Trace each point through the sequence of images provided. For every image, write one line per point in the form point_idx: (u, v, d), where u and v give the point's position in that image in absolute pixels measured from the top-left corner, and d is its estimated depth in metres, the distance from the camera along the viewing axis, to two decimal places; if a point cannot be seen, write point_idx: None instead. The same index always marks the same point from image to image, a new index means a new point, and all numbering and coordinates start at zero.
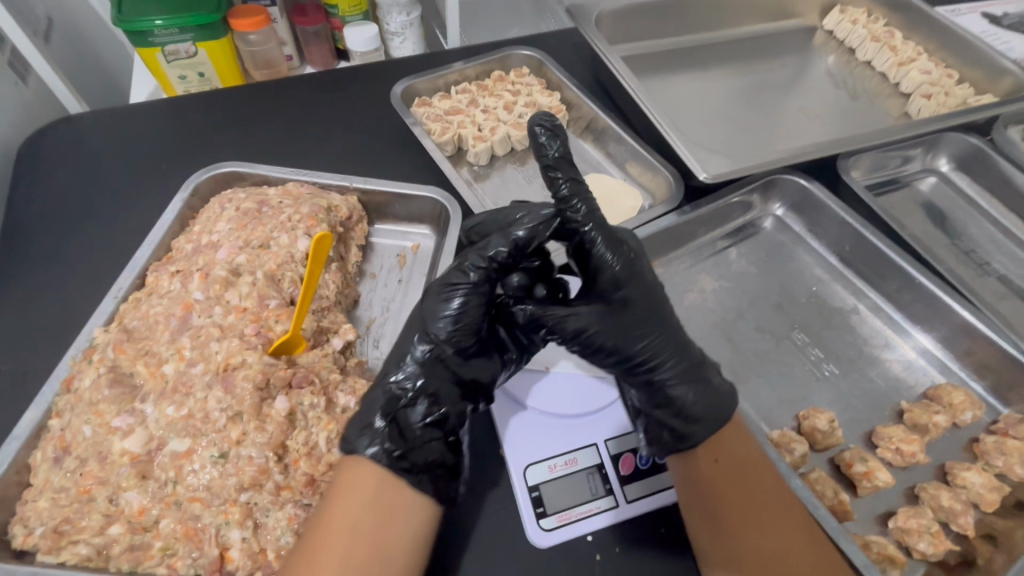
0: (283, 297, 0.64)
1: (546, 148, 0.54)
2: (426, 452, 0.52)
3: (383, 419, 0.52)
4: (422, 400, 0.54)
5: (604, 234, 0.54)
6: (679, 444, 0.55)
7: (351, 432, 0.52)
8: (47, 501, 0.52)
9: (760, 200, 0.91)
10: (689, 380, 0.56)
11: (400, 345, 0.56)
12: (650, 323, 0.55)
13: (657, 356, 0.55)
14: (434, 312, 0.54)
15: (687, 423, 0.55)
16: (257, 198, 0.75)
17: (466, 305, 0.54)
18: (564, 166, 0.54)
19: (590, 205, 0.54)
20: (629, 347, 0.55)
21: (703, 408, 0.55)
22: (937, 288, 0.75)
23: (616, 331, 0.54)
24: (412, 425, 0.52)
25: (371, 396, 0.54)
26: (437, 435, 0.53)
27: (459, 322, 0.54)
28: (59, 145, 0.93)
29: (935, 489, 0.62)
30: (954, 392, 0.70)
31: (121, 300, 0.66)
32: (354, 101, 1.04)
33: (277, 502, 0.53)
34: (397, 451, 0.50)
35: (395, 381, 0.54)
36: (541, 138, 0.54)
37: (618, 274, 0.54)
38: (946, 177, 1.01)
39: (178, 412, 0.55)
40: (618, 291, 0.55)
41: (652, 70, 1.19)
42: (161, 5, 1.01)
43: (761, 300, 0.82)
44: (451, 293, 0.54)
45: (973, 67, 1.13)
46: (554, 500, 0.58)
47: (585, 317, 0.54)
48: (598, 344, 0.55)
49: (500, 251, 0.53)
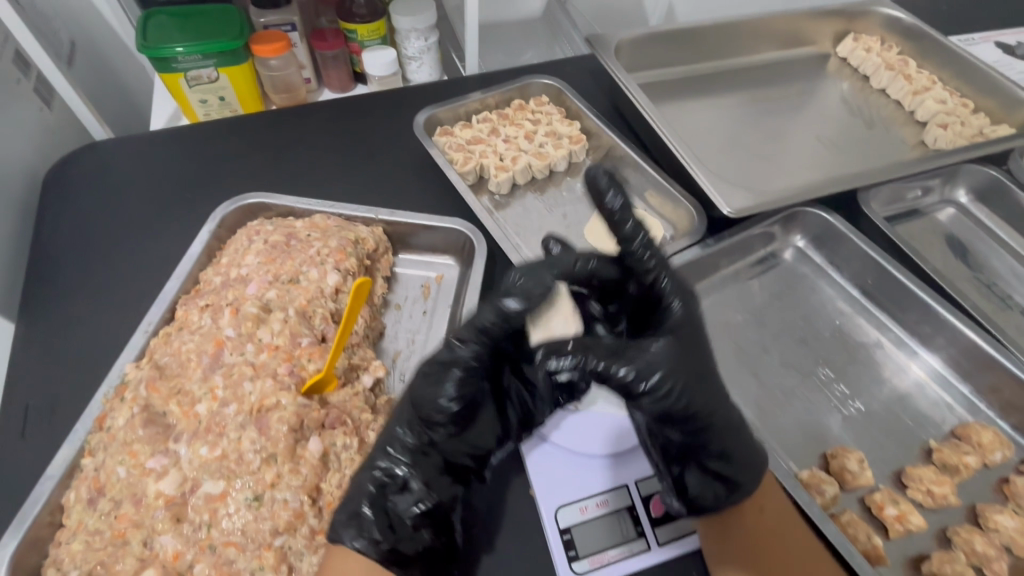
0: (314, 335, 0.65)
1: (610, 200, 0.56)
2: (415, 541, 0.54)
3: (370, 510, 0.52)
4: (410, 488, 0.55)
5: (673, 280, 0.56)
6: (732, 494, 0.55)
7: (339, 519, 0.51)
8: (81, 544, 0.52)
9: (781, 231, 0.91)
10: (739, 428, 0.55)
11: (386, 430, 0.57)
12: (713, 369, 0.54)
13: (719, 403, 0.53)
14: (426, 398, 0.53)
15: (737, 473, 0.55)
16: (285, 231, 0.75)
17: (462, 382, 0.53)
18: (630, 215, 0.57)
19: (656, 255, 0.56)
20: (700, 390, 0.51)
21: (752, 458, 0.55)
22: (964, 325, 0.75)
23: (690, 373, 0.50)
24: (401, 513, 0.54)
25: (357, 480, 0.55)
26: (424, 525, 0.55)
27: (451, 405, 0.53)
28: (84, 172, 0.94)
29: (967, 533, 0.62)
30: (983, 431, 0.70)
31: (150, 335, 0.66)
32: (375, 128, 1.04)
33: (312, 546, 0.53)
34: (385, 543, 0.51)
35: (382, 467, 0.55)
36: (603, 189, 0.56)
37: (683, 318, 0.55)
38: (965, 208, 1.01)
39: (211, 453, 0.55)
40: (684, 334, 0.54)
41: (669, 97, 1.20)
42: (185, 31, 1.02)
43: (785, 334, 0.83)
44: (444, 374, 0.53)
45: (988, 96, 1.14)
46: (585, 543, 0.58)
47: (663, 354, 0.49)
48: (672, 388, 0.49)
49: (490, 321, 0.51)
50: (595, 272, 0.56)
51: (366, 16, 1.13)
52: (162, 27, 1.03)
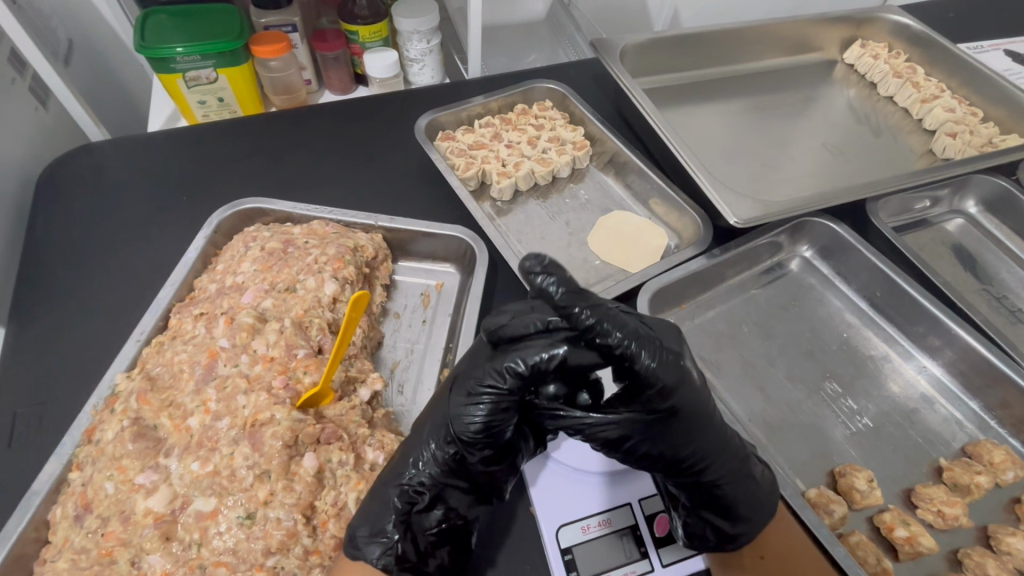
0: (311, 346, 0.63)
1: (551, 292, 0.50)
2: (435, 559, 0.54)
3: (397, 528, 0.51)
4: (437, 506, 0.54)
5: (646, 346, 0.49)
6: (723, 543, 0.55)
7: (360, 535, 0.51)
8: (66, 562, 0.50)
9: (788, 241, 0.90)
10: (731, 479, 0.54)
11: (420, 441, 0.54)
12: (697, 432, 0.52)
13: (704, 460, 0.53)
14: (459, 417, 0.51)
15: (735, 524, 0.54)
16: (282, 237, 0.74)
17: (492, 412, 0.50)
18: (578, 300, 0.50)
19: (620, 325, 0.49)
20: (675, 453, 0.52)
21: (749, 506, 0.54)
22: (976, 341, 0.73)
23: (662, 440, 0.51)
24: (424, 529, 0.54)
25: (383, 494, 0.53)
26: (445, 540, 0.55)
27: (484, 432, 0.50)
28: (78, 174, 0.92)
29: (979, 556, 0.60)
30: (995, 450, 0.68)
31: (143, 344, 0.65)
32: (375, 131, 1.03)
33: (305, 567, 0.51)
34: (408, 561, 0.52)
35: (409, 483, 0.53)
36: (541, 282, 0.50)
37: (665, 386, 0.49)
38: (974, 218, 1.00)
39: (203, 469, 0.53)
40: (664, 403, 0.50)
41: (674, 103, 1.18)
42: (184, 32, 1.00)
43: (791, 346, 0.81)
44: (479, 398, 0.50)
45: (997, 105, 1.13)
46: (587, 564, 0.56)
47: (626, 425, 0.50)
48: (641, 452, 0.52)
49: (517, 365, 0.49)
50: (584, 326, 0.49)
51: (367, 17, 1.11)
52: (161, 26, 1.01)
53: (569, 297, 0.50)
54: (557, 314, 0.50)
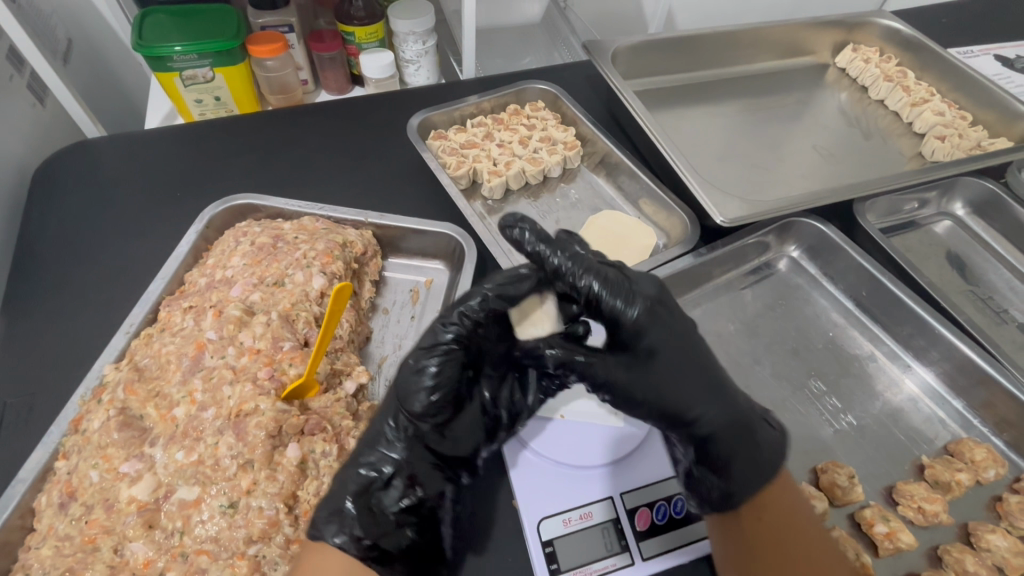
0: (297, 338, 0.64)
1: (522, 234, 0.54)
2: (399, 537, 0.53)
3: (355, 505, 0.52)
4: (395, 483, 0.55)
5: (612, 288, 0.53)
6: (727, 502, 0.54)
7: (319, 516, 0.51)
8: (50, 549, 0.50)
9: (775, 241, 0.91)
10: (729, 431, 0.56)
11: (374, 424, 0.57)
12: (678, 375, 0.56)
13: (690, 408, 0.56)
14: (409, 389, 0.54)
15: (731, 480, 0.55)
16: (272, 232, 0.75)
17: (441, 372, 0.53)
18: (547, 241, 0.54)
19: (585, 264, 0.53)
20: (661, 398, 0.56)
21: (748, 462, 0.55)
22: (959, 340, 0.73)
23: (645, 382, 0.56)
24: (385, 509, 0.53)
25: (342, 476, 0.54)
26: (411, 518, 0.54)
27: (435, 395, 0.53)
28: (73, 170, 0.93)
29: (959, 552, 0.61)
30: (976, 449, 0.68)
31: (132, 336, 0.65)
32: (369, 130, 1.04)
33: (286, 555, 0.51)
34: (367, 540, 0.50)
35: (367, 462, 0.55)
36: (514, 229, 0.54)
37: (636, 326, 0.53)
38: (962, 221, 1.01)
39: (187, 458, 0.54)
40: (640, 343, 0.55)
41: (666, 105, 1.19)
42: (181, 31, 1.01)
43: (777, 345, 0.82)
44: (424, 364, 0.53)
45: (986, 109, 1.14)
46: (568, 556, 0.57)
47: (609, 367, 0.57)
48: (629, 394, 0.57)
49: (471, 307, 0.54)
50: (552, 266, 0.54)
51: (363, 18, 1.12)
52: (159, 25, 1.02)
53: (540, 242, 0.54)
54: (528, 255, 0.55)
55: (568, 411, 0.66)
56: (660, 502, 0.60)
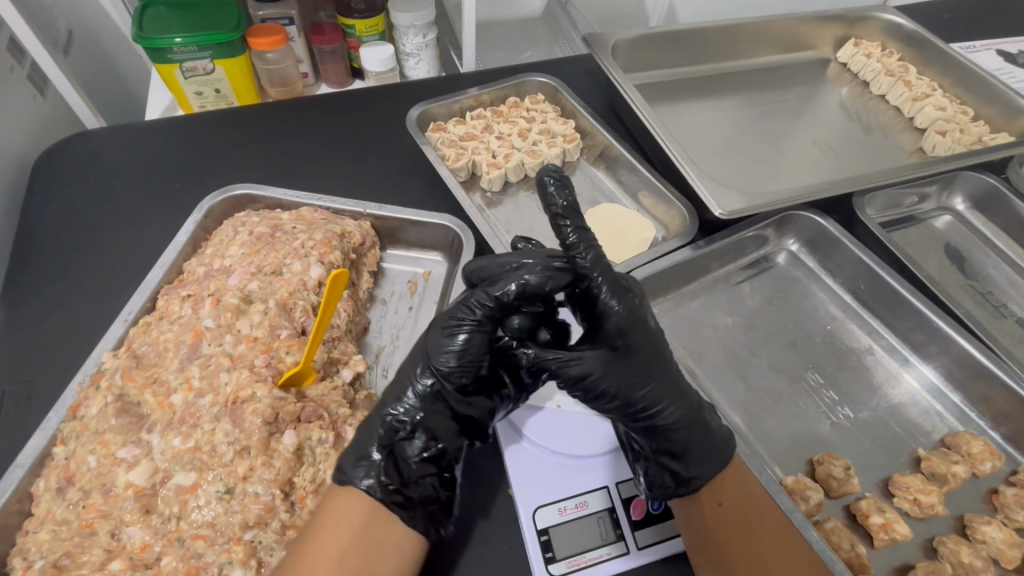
0: (294, 327, 0.64)
1: (554, 198, 0.56)
2: (421, 487, 0.53)
3: (381, 451, 0.52)
4: (418, 435, 0.55)
5: (608, 280, 0.55)
6: (680, 488, 0.56)
7: (347, 461, 0.52)
8: (48, 533, 0.51)
9: (774, 235, 0.91)
10: (686, 425, 0.56)
11: (401, 378, 0.57)
12: (654, 370, 0.56)
13: (657, 401, 0.56)
14: (439, 348, 0.55)
15: (688, 466, 0.56)
16: (271, 222, 0.75)
17: (471, 341, 0.54)
18: (572, 215, 0.56)
19: (596, 252, 0.55)
20: (632, 392, 0.55)
21: (702, 452, 0.56)
22: (957, 333, 0.73)
23: (620, 377, 0.54)
24: (408, 459, 0.54)
25: (369, 425, 0.55)
26: (432, 470, 0.54)
27: (464, 358, 0.54)
28: (74, 161, 0.93)
29: (954, 544, 0.61)
30: (973, 441, 0.68)
31: (130, 324, 0.66)
32: (369, 122, 1.04)
33: (282, 541, 0.52)
34: (392, 484, 0.51)
35: (393, 414, 0.55)
36: (549, 188, 0.56)
37: (621, 322, 0.54)
38: (962, 215, 1.00)
39: (184, 444, 0.54)
40: (621, 337, 0.55)
41: (666, 98, 1.19)
42: (181, 23, 1.01)
43: (775, 338, 0.82)
44: (455, 329, 0.54)
45: (988, 104, 1.13)
46: (563, 544, 0.57)
47: (589, 362, 0.54)
48: (600, 390, 0.54)
49: (508, 292, 0.54)
50: (569, 246, 0.55)
51: (364, 11, 1.12)
52: (160, 17, 1.02)
53: (569, 214, 0.56)
54: (550, 221, 0.56)
55: (563, 401, 0.66)
56: None
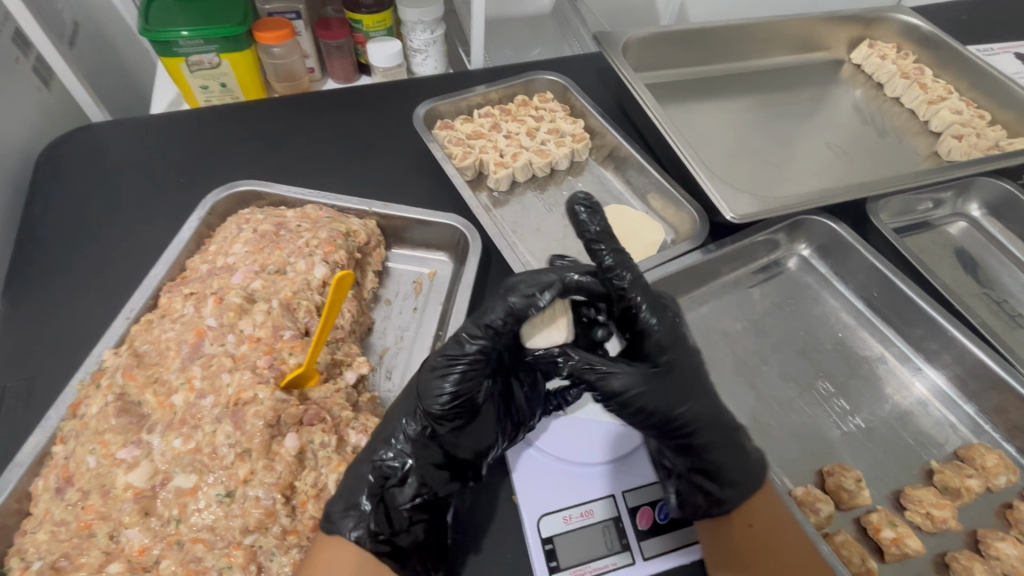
0: (297, 327, 0.63)
1: (587, 225, 0.56)
2: (411, 534, 0.53)
3: (371, 501, 0.51)
4: (410, 481, 0.54)
5: (649, 299, 0.54)
6: (712, 508, 0.54)
7: (335, 510, 0.50)
8: (46, 534, 0.50)
9: (785, 239, 0.89)
10: (720, 445, 0.55)
11: (391, 420, 0.55)
12: (693, 387, 0.55)
13: (697, 419, 0.54)
14: (429, 391, 0.52)
15: (722, 487, 0.54)
16: (275, 220, 0.74)
17: (462, 381, 0.52)
18: (607, 238, 0.55)
19: (634, 274, 0.55)
20: (672, 409, 0.53)
21: (739, 472, 0.55)
22: (973, 345, 0.72)
23: (660, 394, 0.53)
24: (399, 506, 0.53)
25: (358, 469, 0.53)
26: (422, 516, 0.54)
27: (455, 400, 0.52)
28: (78, 154, 0.92)
29: (967, 560, 0.60)
30: (988, 454, 0.67)
31: (132, 322, 0.65)
32: (375, 119, 1.03)
33: (282, 546, 0.51)
34: (382, 534, 0.51)
35: (383, 458, 0.53)
36: (582, 216, 0.56)
37: (662, 339, 0.54)
38: (976, 221, 0.99)
39: (185, 446, 0.53)
40: (663, 356, 0.54)
41: (676, 99, 1.18)
42: (188, 15, 0.99)
43: (785, 345, 0.80)
44: (447, 370, 0.52)
45: (1005, 108, 1.11)
46: (567, 553, 0.56)
47: (629, 377, 0.52)
48: (640, 406, 0.53)
49: (496, 318, 0.52)
50: (607, 268, 0.54)
51: (372, 6, 1.11)
52: (165, 10, 1.00)
53: (603, 237, 0.55)
54: (584, 245, 0.56)
55: (569, 408, 0.65)
56: (662, 501, 0.59)
